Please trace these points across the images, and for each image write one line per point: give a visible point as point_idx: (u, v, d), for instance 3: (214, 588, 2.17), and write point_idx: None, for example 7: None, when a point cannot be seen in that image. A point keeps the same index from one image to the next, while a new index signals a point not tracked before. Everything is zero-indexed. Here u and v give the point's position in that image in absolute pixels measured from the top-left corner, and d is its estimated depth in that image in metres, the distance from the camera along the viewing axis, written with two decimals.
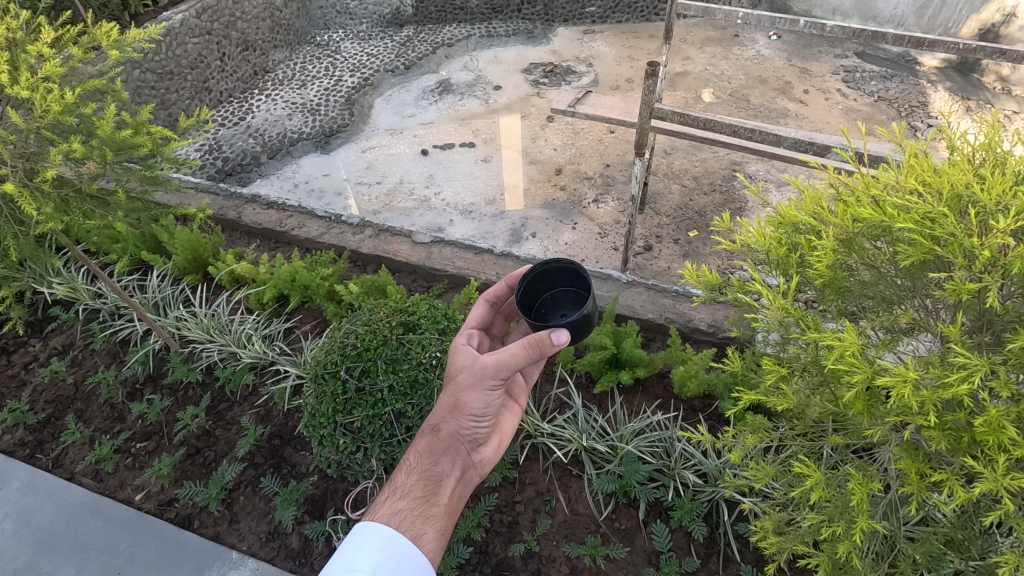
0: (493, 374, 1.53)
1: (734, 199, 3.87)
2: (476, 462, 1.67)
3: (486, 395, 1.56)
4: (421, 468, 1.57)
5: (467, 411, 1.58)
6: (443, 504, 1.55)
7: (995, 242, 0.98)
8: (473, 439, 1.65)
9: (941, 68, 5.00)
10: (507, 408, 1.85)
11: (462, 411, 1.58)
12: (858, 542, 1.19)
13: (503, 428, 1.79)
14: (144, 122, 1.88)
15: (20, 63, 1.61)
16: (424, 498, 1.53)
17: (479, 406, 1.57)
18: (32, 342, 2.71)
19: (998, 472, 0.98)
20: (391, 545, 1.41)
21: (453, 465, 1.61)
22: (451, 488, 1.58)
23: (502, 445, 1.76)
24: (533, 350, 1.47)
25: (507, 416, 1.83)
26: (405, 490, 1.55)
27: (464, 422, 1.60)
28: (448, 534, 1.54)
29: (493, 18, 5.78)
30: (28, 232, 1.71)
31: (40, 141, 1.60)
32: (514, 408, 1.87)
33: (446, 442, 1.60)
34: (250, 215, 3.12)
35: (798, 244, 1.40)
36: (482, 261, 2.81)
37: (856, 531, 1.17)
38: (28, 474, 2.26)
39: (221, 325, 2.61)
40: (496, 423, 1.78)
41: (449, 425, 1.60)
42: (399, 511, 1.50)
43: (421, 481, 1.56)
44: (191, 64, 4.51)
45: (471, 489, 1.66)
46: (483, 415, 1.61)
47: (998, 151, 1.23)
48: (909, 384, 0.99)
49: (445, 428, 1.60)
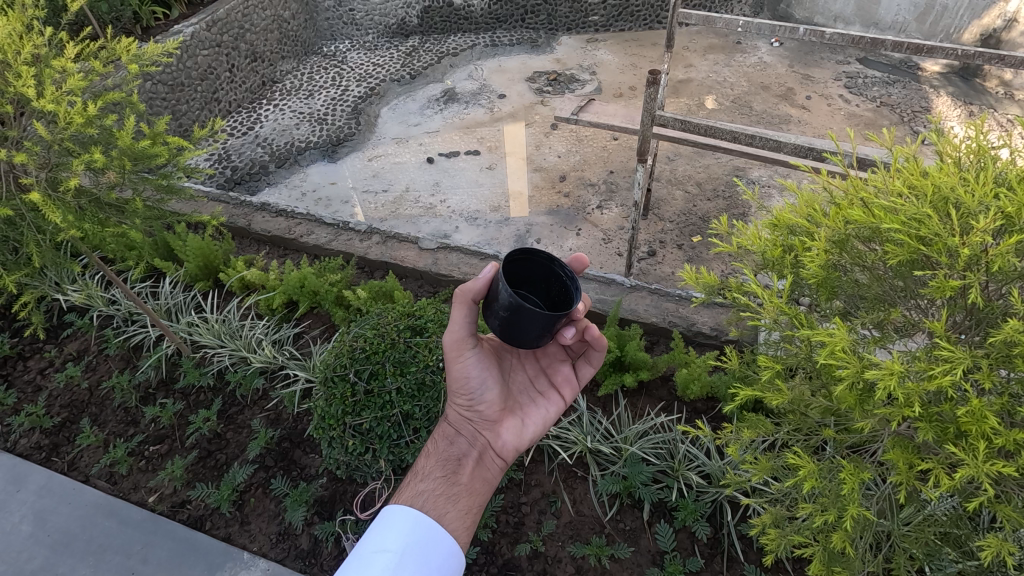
0: (454, 345, 1.67)
1: (737, 204, 3.91)
2: (494, 444, 1.71)
3: (466, 368, 1.68)
4: (437, 451, 1.67)
5: (458, 390, 1.70)
6: (463, 483, 1.60)
7: (976, 240, 1.02)
8: (480, 419, 1.71)
9: (943, 73, 5.04)
10: (539, 397, 1.83)
11: (455, 389, 1.72)
12: (850, 530, 1.23)
13: (528, 413, 1.79)
14: (161, 132, 1.93)
15: (44, 77, 1.67)
16: (445, 478, 1.60)
17: (461, 380, 1.68)
18: (47, 348, 2.77)
19: (980, 458, 1.02)
20: (419, 529, 1.44)
21: (468, 446, 1.68)
22: (470, 469, 1.64)
23: (525, 430, 1.75)
24: (460, 303, 1.64)
25: (538, 405, 1.82)
26: (425, 473, 1.62)
27: (464, 401, 1.72)
28: (472, 512, 1.57)
29: (498, 28, 5.86)
30: (49, 240, 1.77)
31: (62, 153, 1.66)
32: (555, 398, 1.83)
33: (455, 424, 1.72)
34: (259, 223, 3.19)
35: (793, 245, 1.45)
36: (488, 267, 2.86)
37: (848, 519, 1.21)
38: (44, 477, 2.30)
39: (232, 330, 2.67)
40: (523, 411, 1.79)
41: (456, 406, 1.74)
42: (421, 491, 1.55)
43: (439, 463, 1.64)
44: (201, 76, 4.59)
45: (494, 472, 1.69)
46: (477, 390, 1.70)
47: (987, 156, 1.27)
48: (895, 376, 1.03)
49: (454, 410, 1.75)
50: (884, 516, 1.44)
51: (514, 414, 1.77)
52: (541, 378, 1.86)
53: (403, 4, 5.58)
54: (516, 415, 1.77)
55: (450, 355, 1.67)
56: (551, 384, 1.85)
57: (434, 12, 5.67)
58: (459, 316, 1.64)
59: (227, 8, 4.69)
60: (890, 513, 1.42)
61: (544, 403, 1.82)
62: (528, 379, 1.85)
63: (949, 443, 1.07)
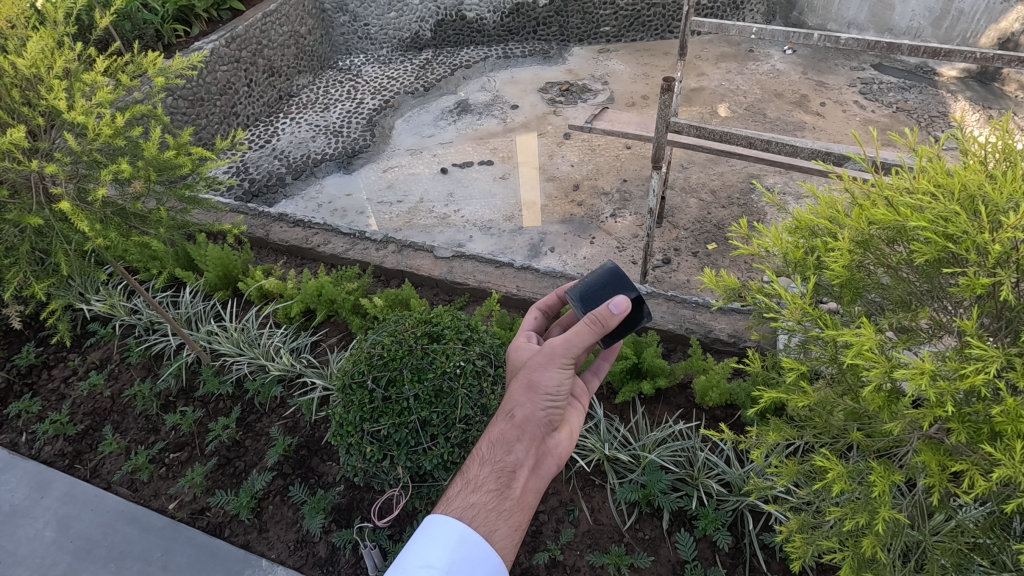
0: (561, 350, 1.61)
1: (753, 211, 3.89)
2: (551, 452, 1.68)
3: (559, 373, 1.62)
4: (492, 461, 1.61)
5: (541, 391, 1.64)
6: (515, 497, 1.57)
7: (1006, 237, 1.01)
8: (547, 423, 1.66)
9: (960, 78, 4.99)
10: (573, 403, 1.83)
11: (536, 387, 1.63)
12: (880, 533, 1.21)
13: (572, 420, 1.79)
14: (184, 143, 1.97)
15: (75, 89, 1.73)
16: (498, 491, 1.56)
17: (554, 387, 1.63)
18: (71, 357, 2.82)
19: (1016, 457, 0.99)
20: (464, 545, 1.44)
21: (527, 454, 1.63)
22: (524, 480, 1.60)
23: (574, 437, 1.76)
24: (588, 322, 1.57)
25: (575, 412, 1.82)
26: (477, 484, 1.58)
27: (539, 402, 1.64)
28: (522, 527, 1.56)
29: (510, 40, 5.91)
30: (78, 249, 1.81)
31: (91, 164, 1.71)
32: (579, 405, 1.85)
33: (519, 427, 1.63)
34: (277, 233, 3.23)
35: (815, 247, 1.44)
36: (503, 275, 2.87)
37: (878, 521, 1.19)
38: (68, 484, 2.34)
39: (251, 338, 2.70)
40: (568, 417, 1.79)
41: (525, 409, 1.64)
42: (473, 504, 1.53)
43: (493, 474, 1.59)
44: (221, 91, 4.69)
45: (546, 481, 1.66)
46: (557, 395, 1.65)
47: (1015, 155, 1.25)
48: (927, 375, 1.01)
49: (520, 411, 1.64)
50: (914, 523, 1.41)
51: (566, 422, 1.75)
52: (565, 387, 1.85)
53: (417, 18, 5.65)
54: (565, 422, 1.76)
55: (560, 363, 1.61)
56: (572, 393, 1.87)
57: (447, 26, 5.73)
58: (587, 339, 1.57)
59: (246, 25, 4.79)
60: (919, 521, 1.39)
61: (577, 409, 1.83)
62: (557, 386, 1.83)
63: (983, 444, 1.06)
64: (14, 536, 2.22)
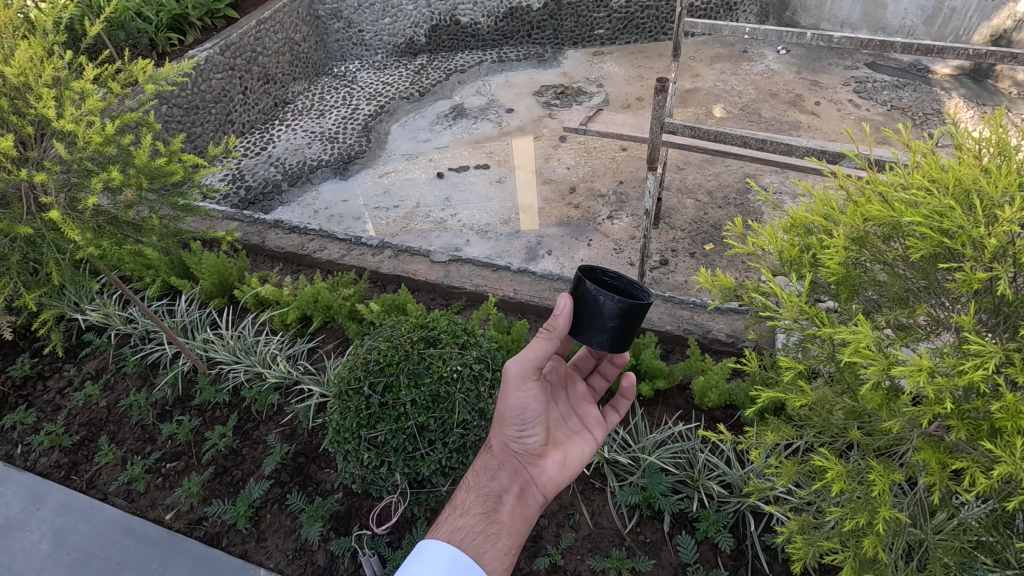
0: (521, 374, 1.62)
1: (750, 210, 3.89)
2: (537, 480, 1.70)
3: (520, 399, 1.65)
4: (478, 486, 1.65)
5: (509, 418, 1.68)
6: (503, 521, 1.60)
7: (1001, 230, 0.99)
8: (525, 452, 1.70)
9: (954, 75, 5.01)
10: (577, 434, 1.84)
11: (504, 418, 1.68)
12: (880, 533, 1.19)
13: (569, 450, 1.79)
14: (176, 150, 1.95)
15: (64, 98, 1.71)
16: (485, 514, 1.60)
17: (518, 408, 1.66)
18: (66, 367, 2.80)
19: (1018, 453, 0.97)
20: (455, 566, 1.45)
21: (510, 481, 1.67)
22: (510, 506, 1.63)
23: (567, 466, 1.76)
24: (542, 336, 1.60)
25: (576, 441, 1.82)
26: (465, 508, 1.61)
27: (510, 432, 1.69)
28: (513, 551, 1.57)
29: (504, 44, 5.90)
30: (69, 258, 1.78)
31: (82, 174, 1.69)
32: (587, 437, 1.84)
33: (498, 456, 1.70)
34: (273, 240, 3.22)
35: (812, 245, 1.43)
36: (500, 278, 2.85)
37: (880, 521, 1.17)
38: (63, 495, 2.32)
39: (247, 346, 2.69)
40: (563, 444, 1.79)
41: (499, 438, 1.71)
42: (460, 528, 1.55)
43: (479, 498, 1.63)
44: (216, 98, 4.69)
45: (536, 507, 1.68)
46: (525, 422, 1.67)
47: (1010, 149, 1.24)
48: (925, 371, 1.00)
49: (496, 443, 1.71)
50: (915, 522, 1.40)
51: (556, 450, 1.77)
52: (575, 416, 1.88)
53: (411, 23, 5.66)
54: (555, 448, 1.77)
55: (516, 382, 1.62)
56: (584, 423, 1.88)
57: (441, 31, 5.74)
58: (539, 348, 1.61)
59: (240, 32, 4.79)
60: (921, 520, 1.38)
61: (581, 440, 1.83)
62: (563, 416, 1.86)
63: (983, 440, 1.06)
64: (9, 549, 2.20)
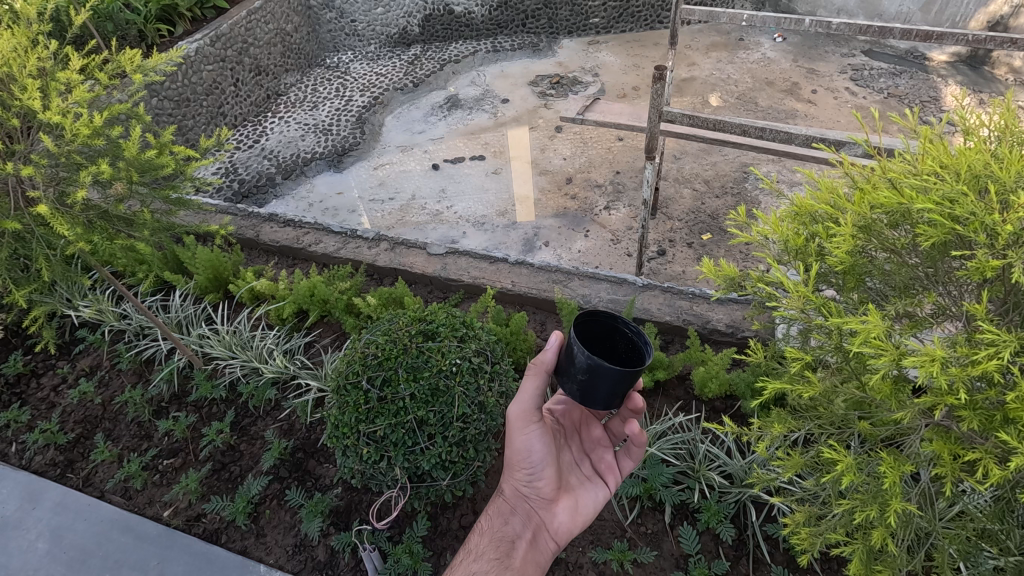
0: (518, 420, 1.66)
1: (747, 200, 3.87)
2: (548, 526, 1.71)
3: (524, 442, 1.69)
4: (492, 530, 1.69)
5: (518, 463, 1.73)
6: (516, 566, 1.61)
7: (1016, 217, 0.98)
8: (536, 496, 1.73)
9: (950, 62, 4.99)
10: (588, 479, 1.83)
11: (512, 463, 1.74)
12: (891, 526, 1.18)
13: (580, 496, 1.79)
14: (166, 143, 1.90)
15: (49, 89, 1.66)
16: (499, 560, 1.61)
17: (523, 453, 1.70)
18: (60, 364, 2.77)
19: None
20: None
21: (523, 526, 1.70)
22: (522, 552, 1.65)
23: (577, 513, 1.75)
24: (535, 374, 1.69)
25: (588, 487, 1.81)
26: (479, 553, 1.63)
27: (520, 477, 1.74)
28: None
29: (499, 33, 5.84)
30: (59, 253, 1.74)
31: (71, 167, 1.66)
32: (599, 484, 1.82)
33: (510, 500, 1.74)
34: (268, 233, 3.18)
35: (816, 234, 1.41)
36: (498, 270, 2.83)
37: (891, 514, 1.16)
38: (59, 493, 2.30)
39: (243, 341, 2.66)
40: (575, 491, 1.79)
41: (511, 483, 1.76)
42: (475, 573, 1.58)
43: (494, 543, 1.65)
44: (207, 90, 4.63)
45: (549, 554, 1.69)
46: (532, 466, 1.71)
47: (1017, 134, 1.23)
48: (938, 362, 0.98)
49: (508, 487, 1.76)
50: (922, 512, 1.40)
51: (567, 495, 1.77)
52: (587, 461, 1.87)
53: (404, 13, 5.59)
54: (566, 494, 1.78)
55: (516, 427, 1.69)
56: (597, 469, 1.86)
57: (435, 20, 5.67)
58: (531, 387, 1.70)
59: (231, 23, 4.72)
60: (929, 509, 1.38)
61: (593, 485, 1.82)
62: (575, 459, 1.87)
63: (995, 431, 1.05)
64: (6, 548, 2.18)
